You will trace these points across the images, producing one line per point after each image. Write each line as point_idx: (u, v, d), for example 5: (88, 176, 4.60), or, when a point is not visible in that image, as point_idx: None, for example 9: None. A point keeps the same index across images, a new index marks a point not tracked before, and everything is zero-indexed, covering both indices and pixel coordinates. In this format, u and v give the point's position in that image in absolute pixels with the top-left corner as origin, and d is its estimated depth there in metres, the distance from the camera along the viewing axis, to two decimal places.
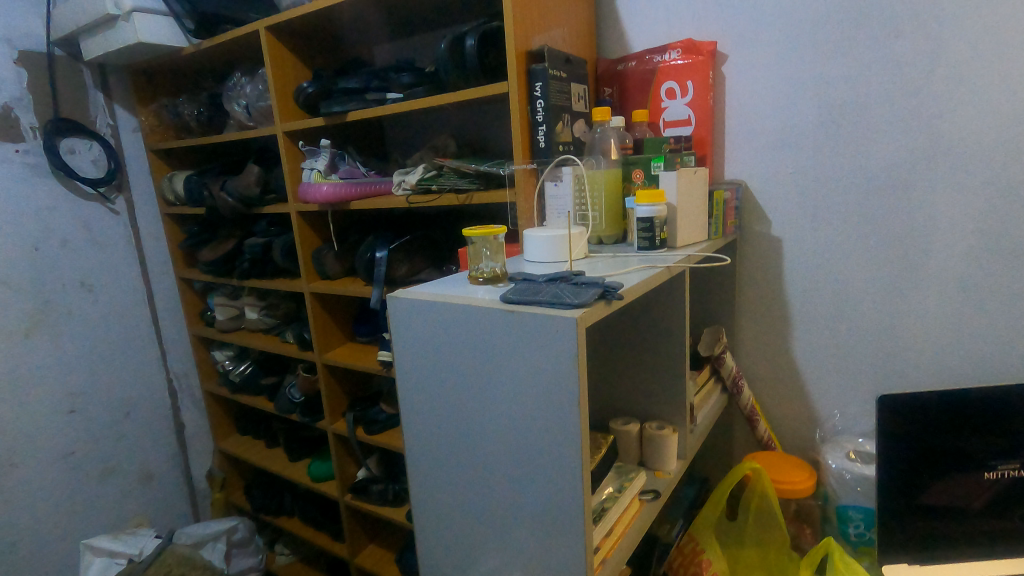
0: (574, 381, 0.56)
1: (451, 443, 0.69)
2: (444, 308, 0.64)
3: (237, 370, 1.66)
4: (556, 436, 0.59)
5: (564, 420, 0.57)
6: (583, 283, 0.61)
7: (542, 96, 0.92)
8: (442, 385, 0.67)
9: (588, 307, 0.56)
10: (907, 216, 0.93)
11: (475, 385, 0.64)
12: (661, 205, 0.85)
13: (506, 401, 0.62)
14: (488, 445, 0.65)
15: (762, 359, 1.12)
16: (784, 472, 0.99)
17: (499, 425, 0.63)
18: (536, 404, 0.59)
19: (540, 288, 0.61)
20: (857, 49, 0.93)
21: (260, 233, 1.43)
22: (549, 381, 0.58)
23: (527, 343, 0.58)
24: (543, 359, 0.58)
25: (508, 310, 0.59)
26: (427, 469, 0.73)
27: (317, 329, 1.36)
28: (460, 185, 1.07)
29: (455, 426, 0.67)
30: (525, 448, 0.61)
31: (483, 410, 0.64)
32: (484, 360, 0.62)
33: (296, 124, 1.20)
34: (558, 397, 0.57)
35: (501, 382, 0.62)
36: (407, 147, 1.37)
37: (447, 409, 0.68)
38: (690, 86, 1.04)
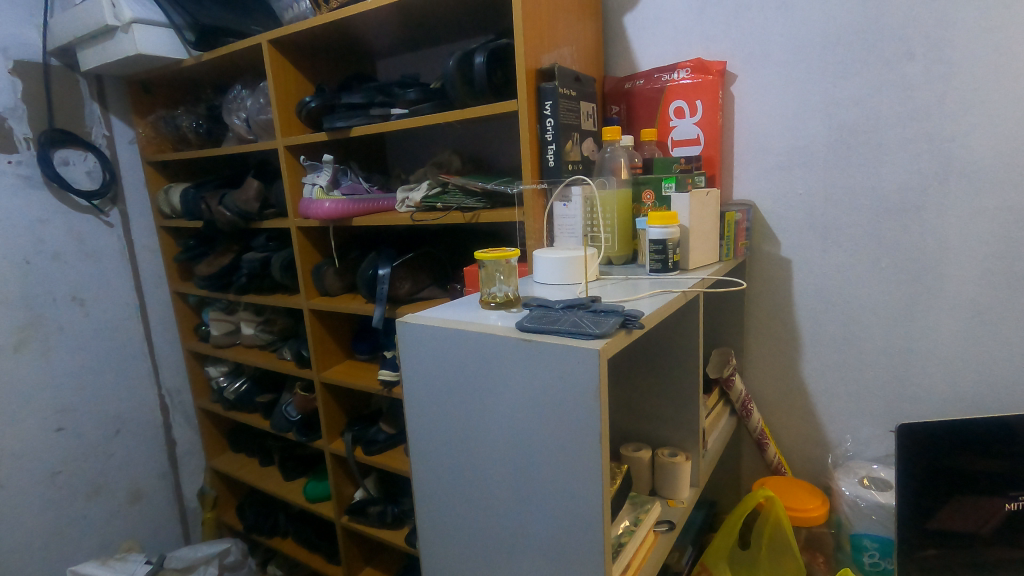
0: (596, 415, 0.53)
1: (462, 474, 0.66)
2: (457, 335, 0.62)
3: (232, 386, 1.62)
4: (575, 472, 0.56)
5: (584, 455, 0.55)
6: (603, 310, 0.59)
7: (551, 115, 0.91)
8: (454, 414, 0.65)
9: (609, 337, 0.54)
10: (920, 238, 0.92)
11: (488, 415, 0.62)
12: (674, 226, 0.83)
13: (522, 433, 0.59)
14: (501, 478, 0.62)
15: (771, 381, 1.10)
16: (796, 499, 0.97)
17: (514, 457, 0.61)
18: (554, 437, 0.57)
19: (558, 316, 0.59)
20: (869, 70, 0.92)
21: (258, 248, 1.40)
22: (569, 415, 0.55)
23: (544, 374, 0.56)
24: (562, 391, 0.55)
25: (526, 340, 0.57)
26: (435, 501, 0.70)
27: (316, 347, 1.33)
28: (467, 203, 1.05)
29: (467, 458, 0.65)
30: (542, 482, 0.59)
31: (497, 441, 0.62)
32: (499, 389, 0.60)
33: (298, 139, 1.18)
34: (577, 431, 0.55)
35: (517, 413, 0.59)
36: (410, 162, 1.36)
37: (459, 439, 0.65)
38: (699, 105, 1.03)
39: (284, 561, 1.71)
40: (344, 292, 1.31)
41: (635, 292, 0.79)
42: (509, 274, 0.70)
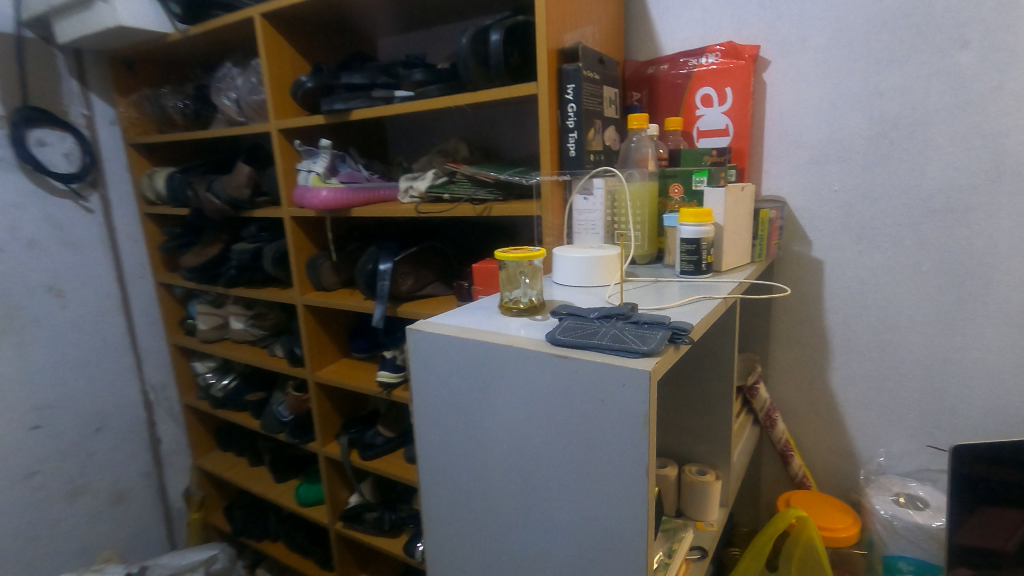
0: (642, 446, 0.46)
1: (480, 499, 0.59)
2: (477, 345, 0.55)
3: (220, 383, 1.54)
4: (614, 505, 0.49)
5: (626, 491, 0.48)
6: (648, 322, 0.52)
7: (574, 100, 0.83)
8: (472, 433, 0.58)
9: (659, 355, 0.47)
10: (965, 241, 0.85)
11: (512, 438, 0.55)
12: (709, 224, 0.76)
13: (551, 459, 0.52)
14: (526, 506, 0.56)
15: (797, 389, 1.04)
16: (824, 517, 0.91)
17: (541, 486, 0.54)
18: (588, 467, 0.50)
19: (595, 328, 0.52)
20: (916, 57, 0.84)
21: (250, 238, 1.31)
22: (609, 444, 0.48)
23: (580, 395, 0.49)
24: (598, 416, 0.48)
25: (560, 355, 0.49)
26: (449, 525, 0.63)
27: (311, 346, 1.25)
28: (478, 194, 0.96)
29: (486, 482, 0.58)
30: (574, 516, 0.52)
31: (521, 466, 0.55)
32: (526, 408, 0.53)
33: (293, 122, 1.09)
34: (617, 461, 0.48)
35: (546, 437, 0.52)
36: (412, 150, 1.27)
37: (478, 462, 0.58)
38: (729, 92, 0.95)
39: (273, 565, 1.64)
40: (342, 287, 1.23)
41: (667, 295, 0.72)
42: (535, 277, 0.63)
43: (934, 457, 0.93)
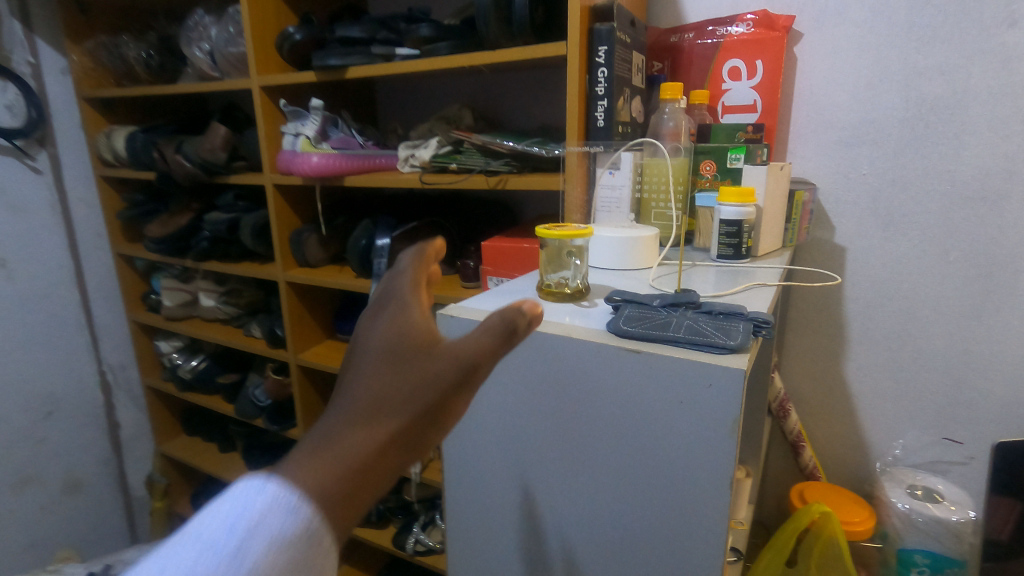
0: (728, 457, 0.43)
1: (531, 495, 0.57)
2: (534, 335, 0.51)
3: (187, 364, 1.42)
4: (687, 514, 0.46)
5: (702, 501, 0.45)
6: (723, 313, 0.47)
7: (605, 64, 0.75)
8: (526, 430, 0.55)
9: (747, 352, 0.43)
10: (996, 231, 0.83)
11: (572, 439, 0.51)
12: (751, 205, 0.71)
13: (617, 461, 0.49)
14: (584, 507, 0.53)
15: (809, 378, 1.01)
16: (841, 508, 0.89)
17: (603, 489, 0.51)
18: (662, 473, 0.47)
19: (665, 319, 0.47)
20: (961, 36, 0.80)
21: (224, 208, 1.19)
22: (685, 450, 0.45)
23: (655, 396, 0.45)
24: (675, 420, 0.45)
25: (634, 351, 0.45)
26: (494, 517, 0.61)
27: (293, 326, 1.15)
28: (491, 166, 0.87)
29: (540, 479, 0.55)
30: (638, 520, 0.50)
31: (581, 466, 0.52)
32: (590, 408, 0.49)
33: (279, 78, 0.98)
34: (694, 467, 0.45)
35: (611, 438, 0.49)
36: (407, 117, 1.17)
37: (532, 460, 0.55)
38: (759, 65, 0.89)
39: None
40: (329, 263, 1.14)
41: (709, 281, 0.67)
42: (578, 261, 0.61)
43: (947, 449, 0.92)
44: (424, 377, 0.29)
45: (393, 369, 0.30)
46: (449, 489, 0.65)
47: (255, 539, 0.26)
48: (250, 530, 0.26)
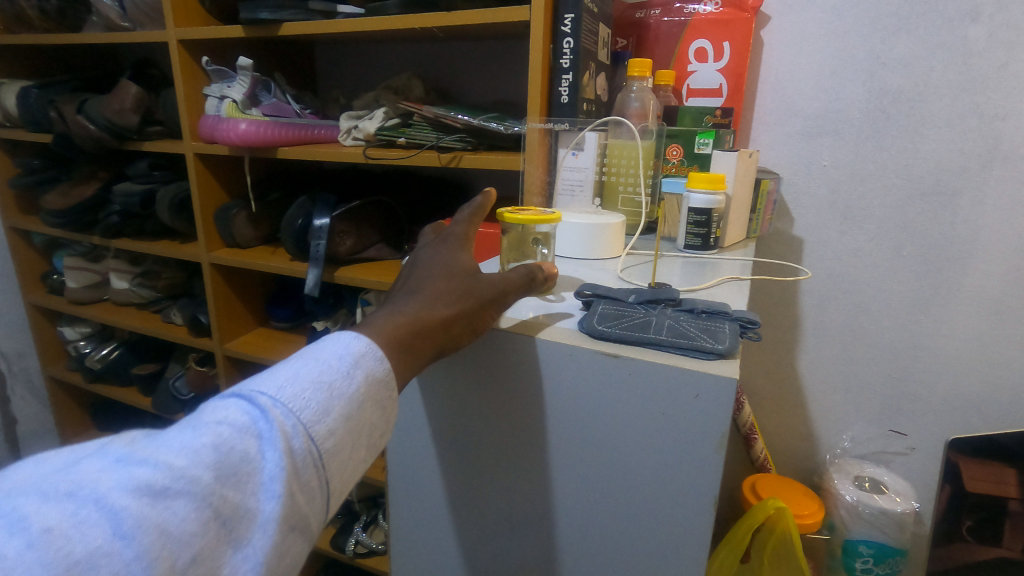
0: (715, 469, 0.41)
1: (492, 508, 0.52)
2: (503, 339, 0.47)
3: (96, 353, 1.27)
4: (667, 527, 0.44)
5: (684, 514, 0.43)
6: (706, 312, 0.46)
7: (572, 34, 0.69)
8: (491, 438, 0.50)
9: (735, 356, 0.41)
10: (949, 226, 0.84)
11: (543, 448, 0.48)
12: (721, 192, 0.67)
13: (592, 473, 0.46)
14: (551, 520, 0.49)
15: (762, 371, 1.01)
16: (792, 501, 0.88)
17: (575, 501, 0.47)
18: (641, 485, 0.44)
19: (646, 320, 0.45)
20: (926, 28, 0.79)
21: (136, 178, 1.05)
22: (671, 472, 0.43)
23: (639, 412, 0.42)
24: (662, 438, 0.42)
25: (611, 355, 0.42)
26: (447, 530, 0.56)
27: (218, 312, 1.04)
28: (444, 141, 0.80)
29: (503, 491, 0.51)
30: (612, 534, 0.47)
31: (552, 477, 0.48)
32: (565, 417, 0.46)
33: (200, 32, 0.86)
34: (679, 489, 0.43)
35: (591, 456, 0.46)
36: (350, 85, 1.07)
37: (495, 470, 0.51)
38: (727, 47, 0.85)
39: None
40: (261, 244, 1.03)
41: (678, 272, 0.63)
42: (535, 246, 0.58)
43: (891, 440, 0.94)
44: (476, 285, 0.46)
45: (456, 277, 0.46)
46: (394, 497, 0.58)
47: (360, 364, 0.37)
48: (355, 364, 0.37)
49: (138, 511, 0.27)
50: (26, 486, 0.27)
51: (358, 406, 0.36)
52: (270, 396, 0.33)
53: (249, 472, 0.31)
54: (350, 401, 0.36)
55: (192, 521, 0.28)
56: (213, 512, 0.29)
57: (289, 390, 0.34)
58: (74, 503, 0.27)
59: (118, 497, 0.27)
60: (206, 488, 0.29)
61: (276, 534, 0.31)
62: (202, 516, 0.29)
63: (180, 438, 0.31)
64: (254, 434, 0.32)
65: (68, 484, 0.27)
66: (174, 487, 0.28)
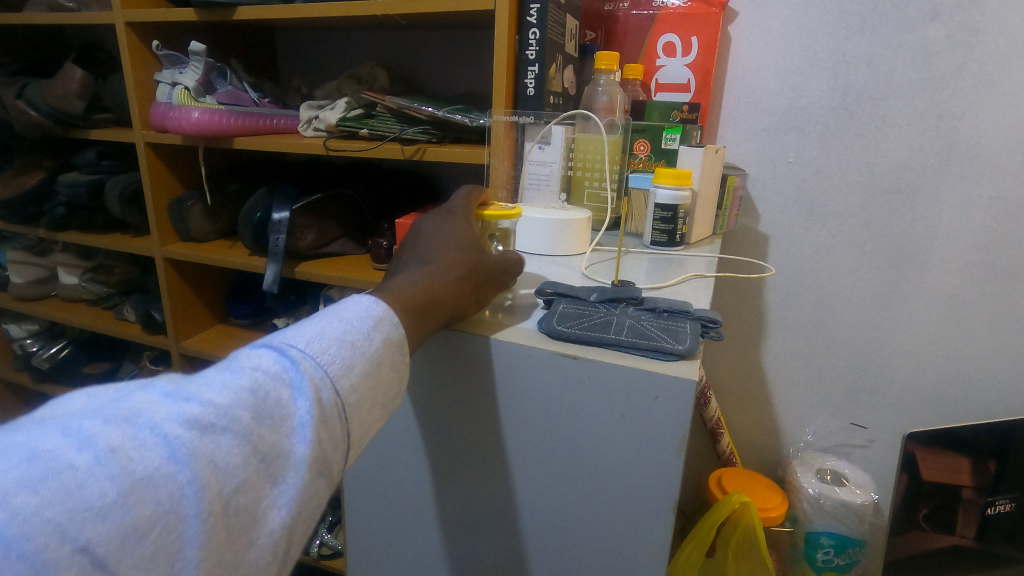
0: (674, 471, 0.40)
1: (452, 513, 0.51)
2: (461, 340, 0.45)
3: (44, 352, 1.21)
4: (627, 530, 0.43)
5: (644, 516, 0.42)
6: (668, 311, 0.45)
7: (537, 24, 0.67)
8: (449, 442, 0.49)
9: (695, 357, 0.41)
10: (908, 223, 0.85)
11: (502, 451, 0.47)
12: (687, 189, 0.67)
13: (552, 476, 0.45)
14: (511, 525, 0.48)
15: (728, 366, 1.01)
16: (756, 495, 0.89)
17: (535, 504, 0.47)
18: (601, 488, 0.43)
19: (607, 319, 0.44)
20: (889, 26, 0.80)
21: (84, 168, 1.00)
22: (634, 475, 0.42)
23: (599, 415, 0.41)
24: (622, 441, 0.41)
25: (570, 356, 0.41)
26: (405, 536, 0.54)
27: (173, 309, 1.00)
28: (408, 133, 0.78)
29: (462, 495, 0.50)
30: (572, 538, 0.46)
31: (512, 481, 0.47)
32: (524, 419, 0.45)
33: (148, 14, 0.82)
34: (641, 492, 0.42)
35: (552, 460, 0.45)
36: (312, 74, 1.04)
37: (454, 474, 0.50)
38: (694, 42, 0.85)
39: None
40: (218, 238, 0.99)
41: (644, 268, 0.63)
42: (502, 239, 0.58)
43: (852, 433, 0.96)
44: (481, 260, 0.47)
45: (468, 250, 0.48)
46: (352, 502, 0.56)
47: (385, 324, 0.38)
48: (377, 324, 0.37)
49: (187, 441, 0.27)
50: (80, 412, 0.26)
51: (380, 365, 0.36)
52: (300, 348, 0.33)
53: (283, 417, 0.31)
54: (373, 358, 0.36)
55: (234, 457, 0.28)
56: (253, 449, 0.29)
57: (318, 342, 0.34)
58: (130, 428, 0.26)
59: (171, 426, 0.27)
60: (245, 426, 0.29)
61: (309, 478, 0.31)
62: (244, 451, 0.28)
63: (219, 377, 0.30)
64: (286, 383, 0.32)
65: (113, 414, 0.27)
66: (219, 423, 0.28)
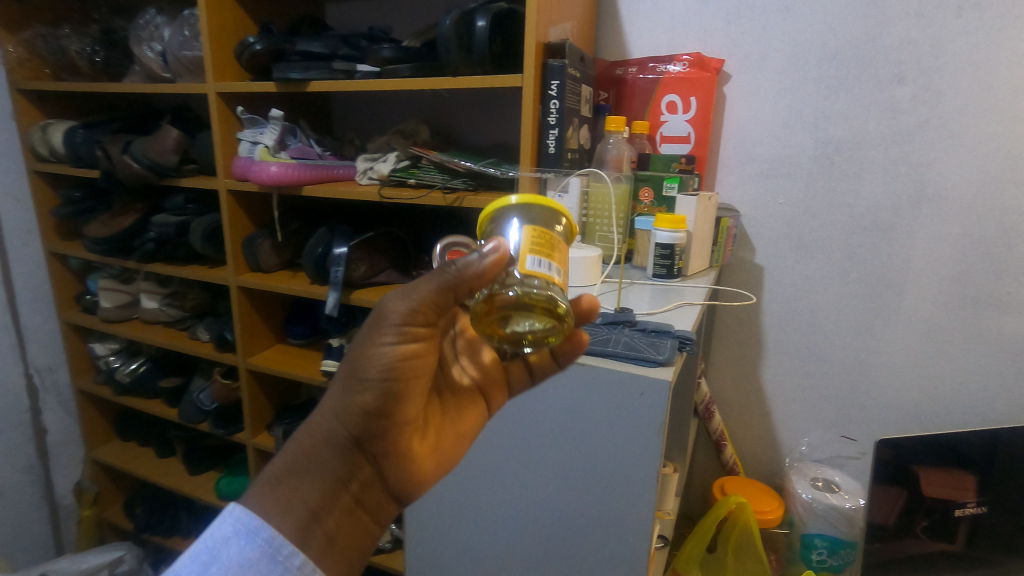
0: (655, 448, 0.54)
1: (489, 486, 0.65)
2: None
3: (126, 368, 1.38)
4: (622, 496, 0.57)
5: (634, 486, 0.56)
6: (654, 331, 0.59)
7: (557, 97, 0.82)
8: (487, 429, 0.63)
9: (672, 365, 0.54)
10: (885, 257, 0.96)
11: (527, 437, 0.61)
12: (683, 231, 0.80)
13: (566, 455, 0.59)
14: (536, 494, 0.63)
15: (731, 384, 1.13)
16: (755, 500, 1.00)
17: (554, 478, 0.61)
18: (602, 464, 0.57)
19: (608, 337, 0.58)
20: (860, 88, 0.93)
21: (172, 210, 1.18)
22: (622, 453, 0.56)
23: (600, 406, 0.56)
24: (615, 425, 0.55)
25: (578, 362, 0.56)
26: (456, 507, 0.69)
27: (243, 331, 1.16)
28: (450, 183, 0.93)
29: (497, 474, 0.64)
30: (582, 505, 0.60)
31: (535, 460, 0.61)
32: (545, 413, 0.59)
33: (236, 87, 0.99)
34: (630, 466, 0.56)
35: (565, 442, 0.59)
36: (363, 128, 1.20)
37: (491, 456, 0.64)
38: (693, 101, 0.99)
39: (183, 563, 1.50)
40: (282, 269, 1.15)
41: (646, 296, 0.76)
42: (507, 245, 0.40)
43: (844, 445, 1.06)
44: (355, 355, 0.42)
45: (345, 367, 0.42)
46: None
47: (229, 533, 0.37)
48: (210, 560, 0.36)
49: None
50: None
51: None
52: None
53: None
54: None
55: None
56: None
57: None
58: None
59: None
60: None
61: None
62: None
63: None
64: None
65: None
66: None
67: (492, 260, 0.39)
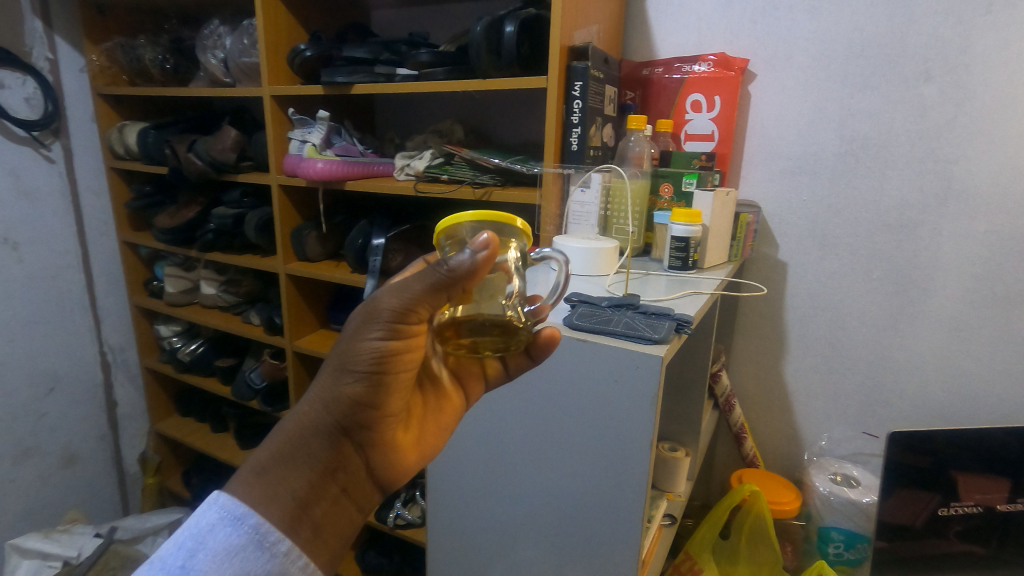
0: (649, 422, 0.58)
1: (503, 458, 0.71)
2: None
3: (186, 348, 1.51)
4: (620, 467, 0.61)
5: (632, 458, 0.60)
6: (655, 313, 0.63)
7: (580, 97, 0.87)
8: (502, 404, 0.69)
9: (667, 343, 0.58)
10: (910, 254, 0.97)
11: (536, 412, 0.66)
12: (698, 225, 0.84)
13: (570, 428, 0.64)
14: (544, 465, 0.67)
15: (753, 378, 1.14)
16: (772, 492, 1.01)
17: (561, 450, 0.65)
18: (602, 436, 0.62)
19: (610, 317, 0.63)
20: (887, 85, 0.93)
21: (231, 203, 1.29)
22: (620, 426, 0.60)
23: (602, 381, 0.60)
24: (614, 400, 0.60)
25: (581, 338, 0.61)
26: (475, 477, 0.75)
27: (290, 315, 1.25)
28: (479, 178, 0.99)
29: (511, 446, 0.70)
30: (585, 477, 0.64)
31: (544, 433, 0.66)
32: (552, 389, 0.64)
33: (288, 90, 1.09)
34: (630, 437, 0.60)
35: (569, 416, 0.64)
36: (403, 127, 1.28)
37: (506, 429, 0.70)
38: (717, 100, 1.01)
39: None
40: (326, 259, 1.24)
41: (659, 287, 0.80)
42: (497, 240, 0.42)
43: (867, 442, 1.06)
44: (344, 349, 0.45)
45: (333, 361, 0.45)
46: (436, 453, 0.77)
47: (215, 520, 0.39)
48: (198, 546, 0.38)
49: None
50: None
51: None
52: None
53: None
54: None
55: None
56: None
57: None
58: None
59: None
60: None
61: None
62: None
63: None
64: None
65: None
66: None
67: (482, 258, 0.42)
